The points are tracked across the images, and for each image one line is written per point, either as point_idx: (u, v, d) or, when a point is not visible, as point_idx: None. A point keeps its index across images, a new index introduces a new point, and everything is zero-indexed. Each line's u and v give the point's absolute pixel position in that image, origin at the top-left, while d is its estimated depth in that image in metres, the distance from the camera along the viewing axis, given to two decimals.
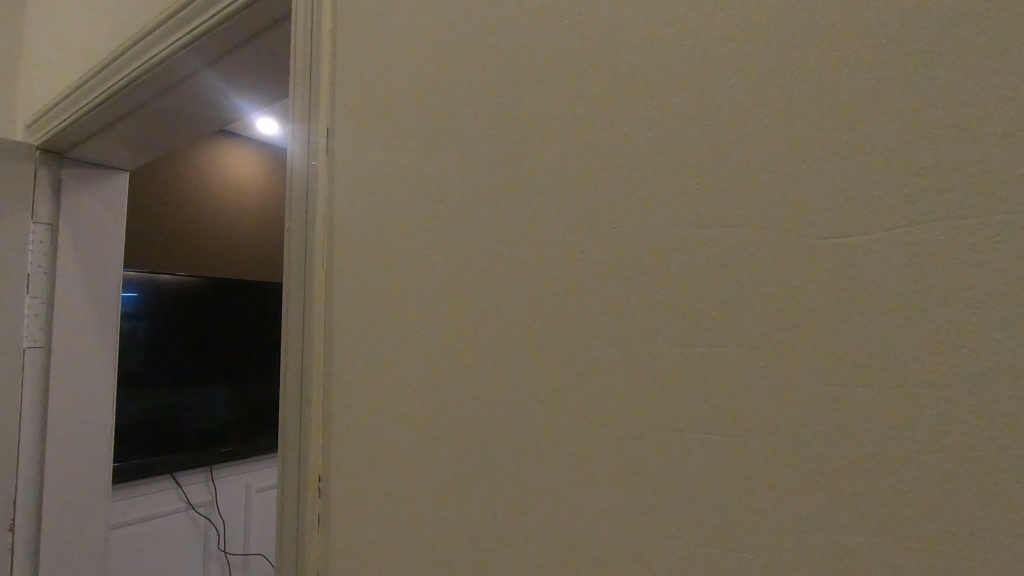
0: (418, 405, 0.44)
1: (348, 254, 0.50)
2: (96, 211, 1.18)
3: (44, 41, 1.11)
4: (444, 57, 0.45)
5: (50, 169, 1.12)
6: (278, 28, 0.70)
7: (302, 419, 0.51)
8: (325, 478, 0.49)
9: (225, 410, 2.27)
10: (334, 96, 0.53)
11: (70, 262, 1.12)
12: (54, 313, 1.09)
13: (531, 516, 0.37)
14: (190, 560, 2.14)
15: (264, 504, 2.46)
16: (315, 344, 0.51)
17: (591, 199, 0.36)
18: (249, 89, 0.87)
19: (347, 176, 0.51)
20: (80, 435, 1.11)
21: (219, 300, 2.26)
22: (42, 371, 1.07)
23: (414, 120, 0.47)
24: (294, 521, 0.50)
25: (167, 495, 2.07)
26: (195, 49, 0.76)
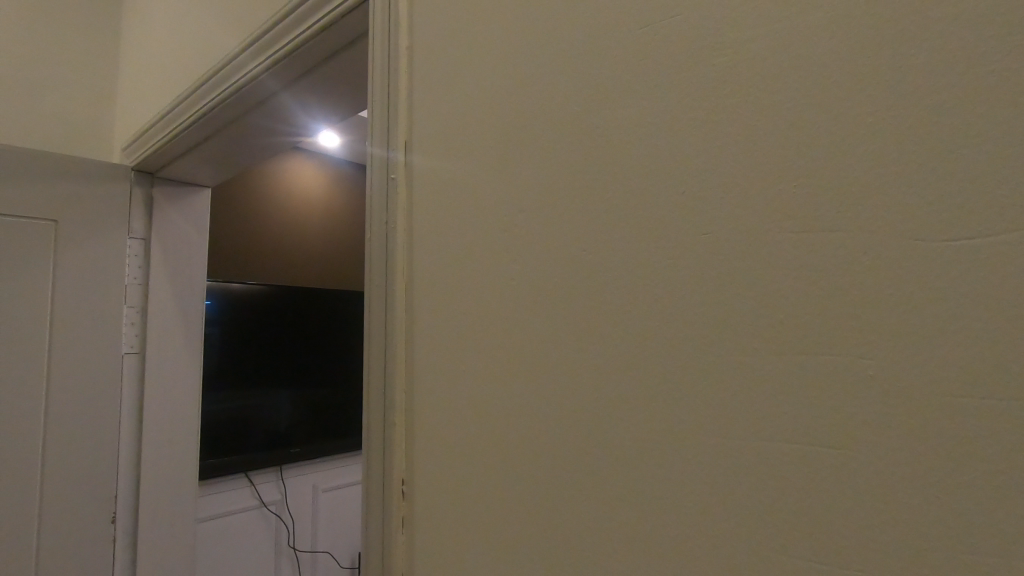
0: (500, 412, 0.45)
1: (427, 263, 0.52)
2: (183, 225, 1.27)
3: (137, 70, 1.20)
4: (521, 68, 0.46)
5: (143, 187, 1.21)
6: (353, 47, 0.73)
7: (385, 424, 0.53)
8: (408, 481, 0.51)
9: (294, 412, 2.37)
10: (413, 111, 0.55)
11: (161, 273, 1.21)
12: (147, 320, 1.18)
13: (620, 524, 0.37)
14: (264, 554, 2.25)
15: (331, 503, 2.55)
16: (398, 350, 0.53)
17: (678, 207, 0.36)
18: (323, 106, 0.91)
19: (425, 188, 0.53)
20: (171, 434, 1.20)
21: (288, 307, 2.36)
22: (138, 374, 1.16)
23: (491, 132, 0.48)
24: (379, 523, 0.52)
25: (242, 493, 2.19)
26: (275, 71, 0.80)
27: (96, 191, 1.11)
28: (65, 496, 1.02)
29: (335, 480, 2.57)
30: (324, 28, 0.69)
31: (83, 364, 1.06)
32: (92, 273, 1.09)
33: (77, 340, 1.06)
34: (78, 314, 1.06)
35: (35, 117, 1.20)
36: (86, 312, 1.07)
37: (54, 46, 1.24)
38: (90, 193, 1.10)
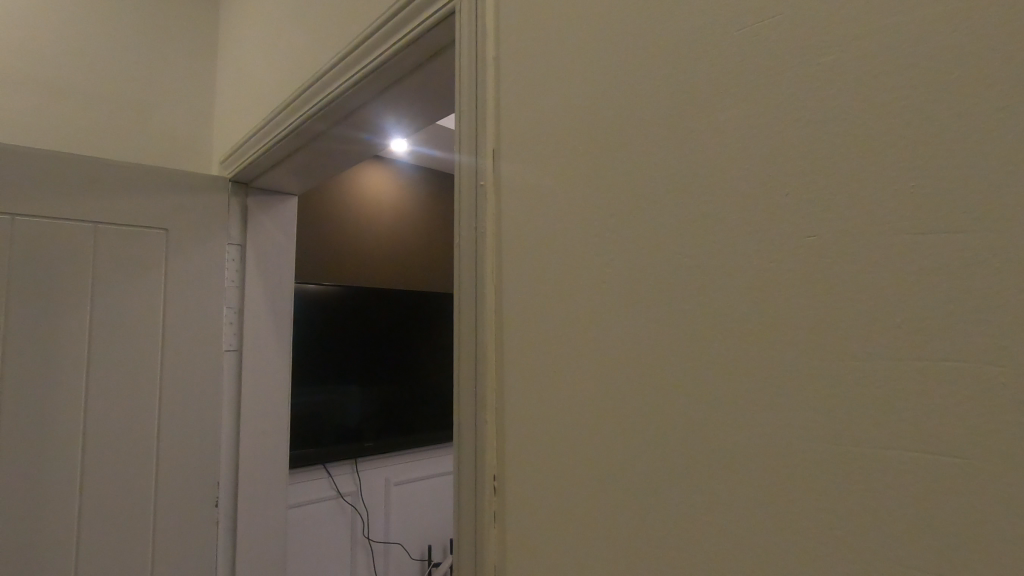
0: (594, 412, 0.45)
1: (517, 266, 0.53)
2: (273, 232, 1.36)
3: (234, 89, 1.30)
4: (609, 73, 0.47)
5: (238, 197, 1.30)
6: (437, 58, 0.75)
7: (477, 421, 0.55)
8: (500, 477, 0.53)
9: (368, 409, 2.47)
10: (501, 118, 0.57)
11: (255, 277, 1.30)
12: (243, 320, 1.27)
13: (720, 527, 0.37)
14: (340, 542, 2.38)
15: (402, 497, 2.64)
16: (489, 350, 0.55)
17: (781, 209, 0.35)
18: (405, 115, 0.95)
19: (513, 193, 0.54)
20: (265, 426, 1.29)
21: (361, 308, 2.47)
22: (236, 369, 1.26)
23: (580, 137, 0.49)
24: (472, 516, 0.54)
25: (320, 483, 2.32)
26: (362, 84, 0.85)
27: (200, 202, 1.21)
28: (176, 481, 1.12)
29: (406, 474, 2.66)
30: (411, 41, 0.73)
31: (191, 360, 1.16)
32: (198, 277, 1.19)
33: (186, 339, 1.16)
34: (185, 314, 1.16)
35: (148, 137, 1.33)
36: (193, 313, 1.17)
37: (164, 72, 1.36)
38: (195, 204, 1.21)
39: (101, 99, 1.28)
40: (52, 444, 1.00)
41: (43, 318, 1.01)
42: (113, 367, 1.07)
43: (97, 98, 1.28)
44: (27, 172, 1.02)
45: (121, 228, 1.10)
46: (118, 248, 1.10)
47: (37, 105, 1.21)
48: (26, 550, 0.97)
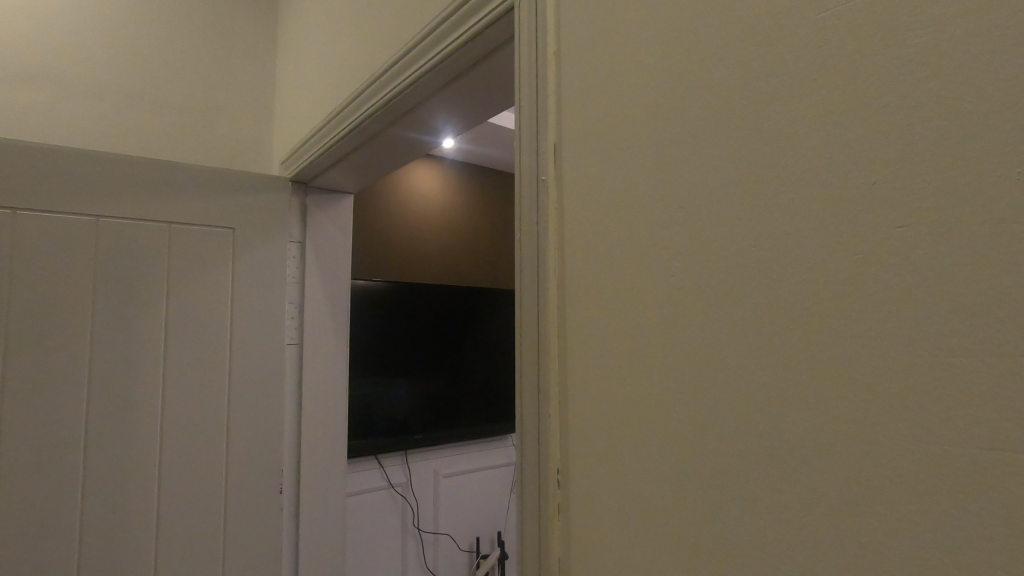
0: (663, 407, 0.45)
1: (580, 260, 0.53)
2: (330, 229, 1.40)
3: (293, 93, 1.34)
4: (675, 64, 0.46)
5: (298, 196, 1.36)
6: (494, 54, 0.76)
7: (540, 415, 0.55)
8: (564, 470, 0.53)
9: (417, 403, 2.52)
10: (562, 113, 0.57)
11: (314, 273, 1.35)
12: (304, 314, 1.33)
13: (798, 525, 0.36)
14: (391, 531, 2.45)
15: (451, 489, 2.69)
16: (552, 345, 0.55)
17: (865, 199, 0.33)
18: (459, 112, 0.96)
19: (577, 188, 0.54)
20: (324, 416, 1.34)
21: (411, 304, 2.53)
22: (297, 363, 1.32)
23: (646, 129, 0.48)
24: (536, 508, 0.55)
25: (372, 474, 2.41)
26: (419, 84, 0.86)
27: (263, 201, 1.26)
28: (245, 468, 1.17)
29: (455, 467, 2.71)
30: (470, 39, 0.73)
31: (257, 354, 1.21)
32: (262, 274, 1.24)
33: (253, 334, 1.21)
34: (252, 309, 1.21)
35: (212, 141, 1.40)
36: (258, 307, 1.22)
37: (226, 77, 1.42)
38: (259, 203, 1.26)
39: (171, 106, 1.35)
40: (133, 431, 1.07)
41: (124, 313, 1.08)
42: (186, 360, 1.13)
43: (167, 104, 1.35)
44: (109, 176, 1.09)
45: (192, 227, 1.17)
46: (190, 247, 1.16)
47: (115, 114, 1.29)
48: (112, 530, 1.04)
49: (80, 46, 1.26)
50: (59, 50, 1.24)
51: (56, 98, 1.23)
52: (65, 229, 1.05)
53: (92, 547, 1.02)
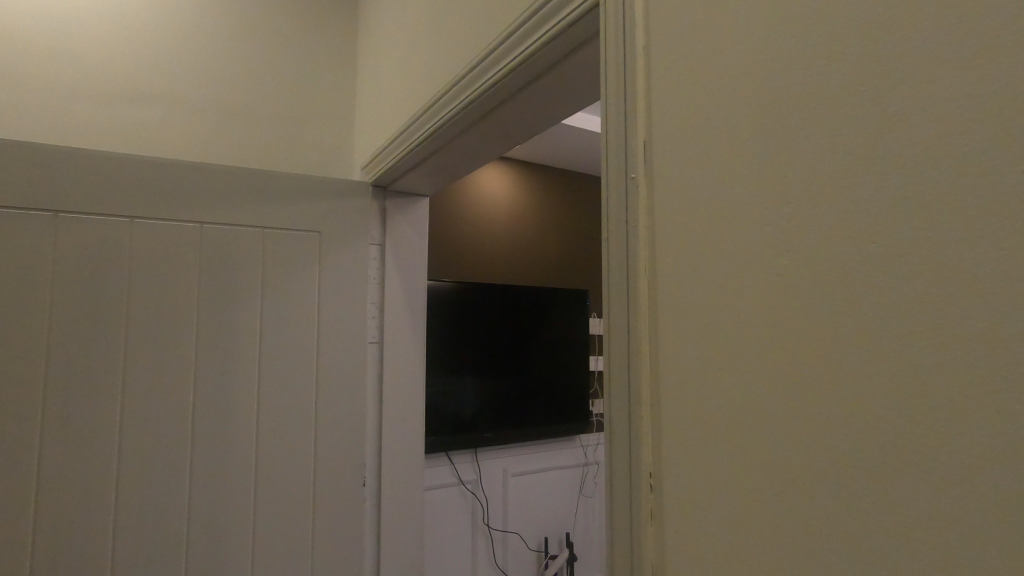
0: (768, 412, 0.43)
1: (673, 259, 0.51)
2: (408, 231, 1.44)
3: (374, 101, 1.40)
4: (776, 55, 0.44)
5: (378, 200, 1.41)
6: (577, 52, 0.75)
7: (630, 418, 0.54)
8: (657, 475, 0.52)
9: (487, 401, 2.56)
10: (651, 108, 0.55)
11: (393, 274, 1.40)
12: (384, 314, 1.38)
13: (926, 546, 0.33)
14: (462, 527, 2.50)
15: (520, 488, 2.71)
16: (642, 347, 0.53)
17: (1006, 192, 0.31)
18: (537, 113, 0.96)
19: (668, 184, 0.53)
20: (403, 413, 1.38)
21: (481, 304, 2.57)
22: (378, 361, 1.37)
23: (747, 119, 0.46)
24: (627, 512, 0.54)
25: (444, 470, 2.46)
26: (498, 86, 0.87)
27: (347, 205, 1.32)
28: (331, 460, 1.23)
29: (524, 466, 2.73)
30: (552, 37, 0.73)
31: (341, 351, 1.27)
32: (346, 275, 1.30)
33: (337, 332, 1.27)
34: (336, 308, 1.27)
35: (299, 149, 1.48)
36: (342, 307, 1.28)
37: (313, 87, 1.50)
38: (342, 207, 1.31)
39: (263, 117, 1.44)
40: (232, 422, 1.15)
41: (224, 312, 1.16)
42: (278, 356, 1.20)
43: (260, 116, 1.44)
44: (212, 184, 1.18)
45: (284, 231, 1.24)
46: (282, 250, 1.23)
47: (215, 126, 1.39)
48: (215, 513, 1.12)
49: (184, 63, 1.37)
50: (168, 70, 1.35)
51: (165, 114, 1.34)
52: (174, 235, 1.14)
53: (199, 529, 1.10)
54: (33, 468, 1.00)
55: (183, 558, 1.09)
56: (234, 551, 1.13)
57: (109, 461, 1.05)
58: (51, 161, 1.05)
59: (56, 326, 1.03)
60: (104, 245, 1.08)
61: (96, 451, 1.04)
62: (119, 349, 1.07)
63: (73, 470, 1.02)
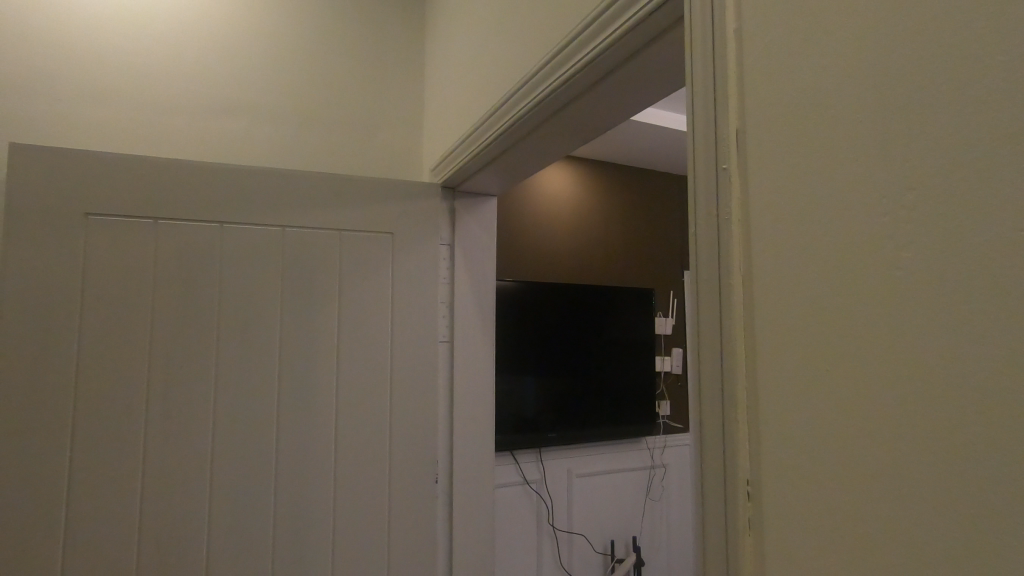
0: (887, 419, 0.39)
1: (771, 253, 0.48)
2: (477, 232, 1.46)
3: (442, 104, 1.42)
4: (887, 31, 0.40)
5: (447, 201, 1.43)
6: (654, 42, 0.72)
7: (724, 422, 0.51)
8: (755, 484, 0.49)
9: (552, 401, 2.55)
10: (744, 96, 0.52)
11: (463, 275, 1.42)
12: (454, 314, 1.40)
13: None
14: (527, 526, 2.51)
15: (585, 490, 2.68)
16: (738, 349, 0.51)
17: None
18: (611, 108, 0.94)
19: (763, 173, 0.50)
20: (473, 411, 1.40)
21: (544, 304, 2.57)
22: (449, 360, 1.39)
23: (857, 100, 0.42)
24: (722, 521, 0.51)
25: (509, 469, 2.48)
26: (571, 83, 0.85)
27: (417, 206, 1.34)
28: (404, 457, 1.26)
29: (589, 467, 2.70)
30: (628, 28, 0.70)
31: (413, 350, 1.29)
32: (418, 277, 1.32)
33: (410, 331, 1.29)
34: (408, 308, 1.30)
35: (372, 152, 1.52)
36: (414, 307, 1.31)
37: (384, 92, 1.54)
38: (414, 209, 1.34)
39: (338, 123, 1.50)
40: (312, 417, 1.20)
41: (304, 313, 1.21)
42: (354, 355, 1.24)
43: (333, 123, 1.49)
44: (292, 190, 1.23)
45: (359, 234, 1.28)
46: (357, 252, 1.27)
47: (294, 134, 1.45)
48: (298, 505, 1.17)
49: (266, 75, 1.44)
50: (249, 83, 1.42)
51: (248, 125, 1.41)
52: (259, 239, 1.20)
53: (284, 520, 1.16)
54: (138, 458, 1.08)
55: (271, 545, 1.14)
56: (315, 542, 1.17)
57: (204, 452, 1.12)
58: (150, 173, 1.13)
59: (156, 326, 1.11)
60: (197, 249, 1.15)
61: (193, 442, 1.11)
62: (211, 347, 1.14)
63: (172, 461, 1.10)
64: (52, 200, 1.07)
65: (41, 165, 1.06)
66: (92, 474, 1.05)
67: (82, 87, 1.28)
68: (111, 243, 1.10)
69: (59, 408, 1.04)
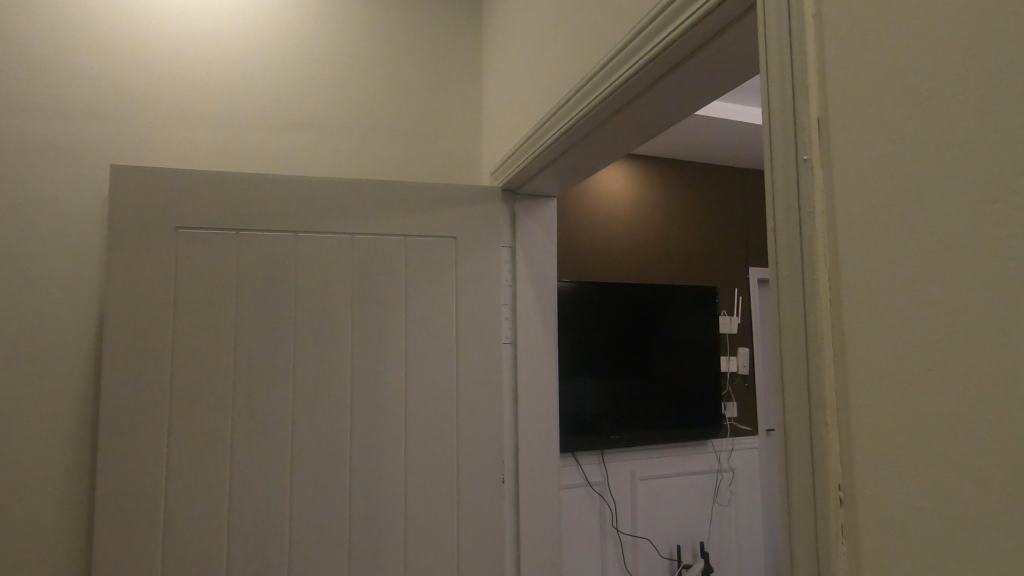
0: (998, 425, 0.36)
1: (860, 248, 0.46)
2: (538, 233, 1.46)
3: (501, 108, 1.44)
4: (988, 8, 0.37)
5: (508, 204, 1.44)
6: (724, 33, 0.70)
7: (813, 426, 0.49)
8: (848, 489, 0.46)
9: (613, 403, 2.52)
10: (825, 85, 0.50)
11: (525, 277, 1.43)
12: (517, 316, 1.41)
13: None
14: (590, 529, 2.49)
15: (649, 493, 2.63)
16: (826, 349, 0.48)
17: None
18: (675, 104, 0.92)
19: (849, 164, 0.47)
20: (537, 413, 1.40)
21: (603, 304, 2.54)
22: (512, 362, 1.41)
23: (954, 82, 0.39)
24: (811, 529, 0.49)
25: (571, 471, 2.48)
26: (634, 81, 0.84)
27: (479, 210, 1.36)
28: (471, 458, 1.28)
29: (653, 470, 2.65)
30: (697, 21, 0.68)
31: (477, 353, 1.31)
32: (481, 279, 1.34)
33: (475, 334, 1.32)
34: (472, 311, 1.32)
35: (432, 158, 1.56)
36: (478, 309, 1.32)
37: (443, 99, 1.58)
38: (475, 213, 1.36)
39: (399, 130, 1.54)
40: (383, 417, 1.24)
41: (374, 317, 1.26)
42: (422, 357, 1.27)
43: (396, 131, 1.54)
44: (360, 199, 1.28)
45: (424, 239, 1.31)
46: (422, 257, 1.30)
47: (360, 143, 1.51)
48: (371, 501, 1.21)
49: (332, 87, 1.50)
50: (317, 97, 1.49)
51: (318, 138, 1.48)
52: (331, 246, 1.25)
53: (359, 517, 1.20)
54: (227, 455, 1.15)
55: (347, 539, 1.19)
56: (388, 540, 1.21)
57: (285, 449, 1.18)
58: (232, 187, 1.21)
59: (240, 332, 1.18)
60: (275, 258, 1.22)
61: (274, 439, 1.18)
62: (288, 350, 1.20)
63: (256, 458, 1.16)
64: (148, 215, 1.16)
65: (138, 184, 1.16)
66: (187, 468, 1.13)
67: (169, 110, 1.38)
68: (199, 255, 1.18)
69: (157, 408, 1.13)
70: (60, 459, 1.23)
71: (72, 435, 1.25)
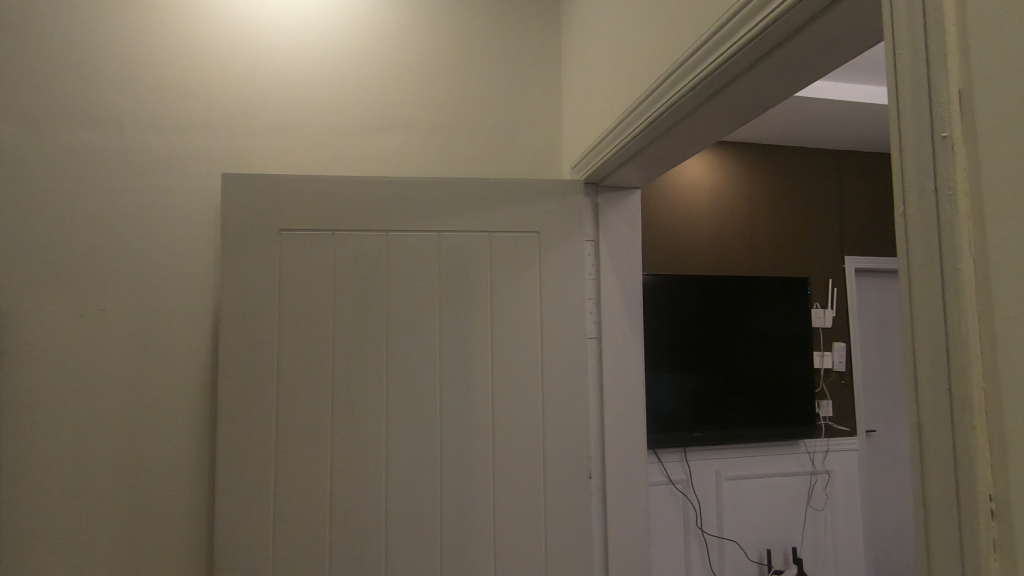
0: None
1: (1012, 232, 0.41)
2: (621, 226, 1.43)
3: (583, 101, 1.42)
4: None
5: (590, 196, 1.42)
6: (833, 9, 0.64)
7: (956, 427, 0.45)
8: (1000, 499, 0.42)
9: (696, 399, 2.44)
10: (965, 54, 0.45)
11: (609, 270, 1.41)
12: (601, 310, 1.40)
13: None
14: (673, 528, 2.44)
15: (736, 493, 2.53)
16: (972, 344, 0.44)
17: None
18: (775, 88, 0.87)
19: (996, 137, 0.42)
20: (624, 410, 1.38)
21: (684, 297, 2.47)
22: (597, 357, 1.40)
23: None
24: (955, 540, 0.45)
25: (652, 467, 2.44)
26: (727, 66, 0.80)
27: (561, 203, 1.36)
28: (558, 454, 1.28)
29: (740, 470, 2.54)
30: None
31: (562, 348, 1.31)
32: (565, 273, 1.33)
33: (558, 328, 1.31)
34: (555, 304, 1.32)
35: (515, 156, 1.57)
36: (563, 303, 1.32)
37: (525, 96, 1.59)
38: (557, 206, 1.35)
39: (483, 129, 1.56)
40: (470, 411, 1.26)
41: (460, 312, 1.29)
42: (507, 354, 1.29)
43: (478, 130, 1.56)
44: (446, 198, 1.31)
45: (507, 234, 1.32)
46: (506, 251, 1.32)
47: (444, 144, 1.54)
48: (460, 494, 1.24)
49: (418, 91, 1.54)
50: (404, 101, 1.53)
51: (405, 140, 1.53)
52: (420, 244, 1.29)
53: (449, 509, 1.24)
54: (328, 444, 1.22)
55: (439, 530, 1.23)
56: (477, 533, 1.24)
57: (380, 440, 1.24)
58: (328, 190, 1.28)
59: (337, 329, 1.25)
60: (368, 256, 1.27)
61: (370, 431, 1.23)
62: (381, 346, 1.26)
63: (354, 448, 1.23)
64: (255, 219, 1.25)
65: (245, 191, 1.25)
66: (294, 455, 1.21)
67: (269, 119, 1.47)
68: (300, 255, 1.25)
69: (267, 398, 1.21)
70: (186, 444, 1.36)
71: (195, 422, 1.37)
